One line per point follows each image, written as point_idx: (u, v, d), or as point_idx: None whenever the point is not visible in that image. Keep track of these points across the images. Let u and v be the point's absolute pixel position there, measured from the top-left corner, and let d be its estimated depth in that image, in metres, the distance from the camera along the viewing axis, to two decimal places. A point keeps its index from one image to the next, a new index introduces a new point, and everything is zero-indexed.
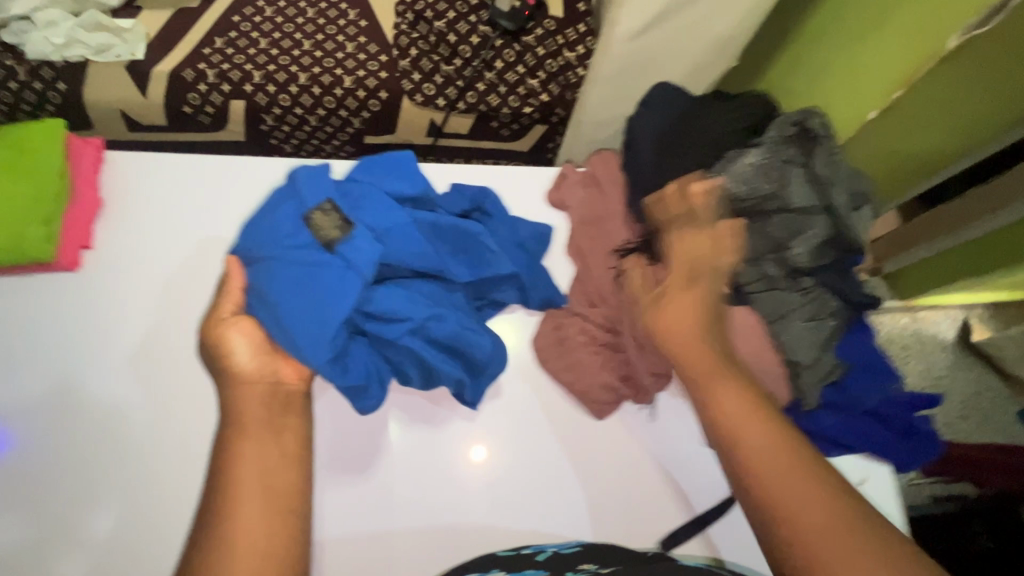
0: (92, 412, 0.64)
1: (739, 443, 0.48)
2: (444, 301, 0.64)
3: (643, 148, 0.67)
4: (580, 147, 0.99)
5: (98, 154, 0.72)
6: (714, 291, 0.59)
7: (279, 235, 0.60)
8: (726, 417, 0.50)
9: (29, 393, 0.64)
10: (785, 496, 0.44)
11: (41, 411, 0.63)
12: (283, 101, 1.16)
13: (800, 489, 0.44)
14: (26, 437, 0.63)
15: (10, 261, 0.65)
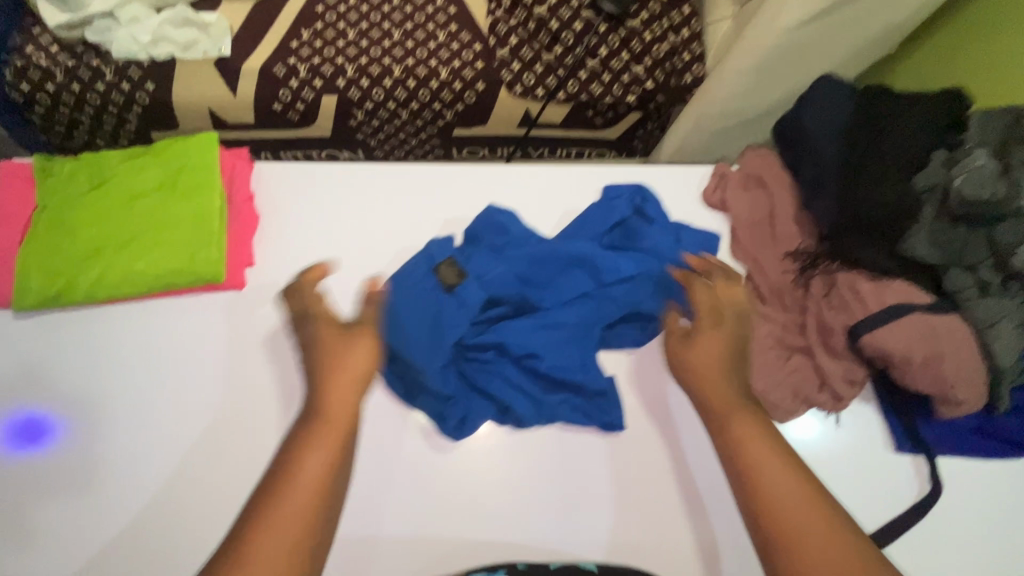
0: (268, 435, 0.60)
1: (743, 445, 0.53)
2: (569, 339, 0.65)
3: (827, 152, 0.65)
4: (688, 148, 0.97)
5: (249, 167, 0.70)
6: (922, 299, 0.58)
7: (407, 279, 0.62)
8: (745, 442, 0.52)
9: (195, 423, 0.60)
10: (784, 504, 0.48)
11: (215, 435, 0.60)
12: (377, 95, 1.12)
13: (785, 488, 0.49)
14: (200, 463, 0.59)
15: (180, 282, 0.63)
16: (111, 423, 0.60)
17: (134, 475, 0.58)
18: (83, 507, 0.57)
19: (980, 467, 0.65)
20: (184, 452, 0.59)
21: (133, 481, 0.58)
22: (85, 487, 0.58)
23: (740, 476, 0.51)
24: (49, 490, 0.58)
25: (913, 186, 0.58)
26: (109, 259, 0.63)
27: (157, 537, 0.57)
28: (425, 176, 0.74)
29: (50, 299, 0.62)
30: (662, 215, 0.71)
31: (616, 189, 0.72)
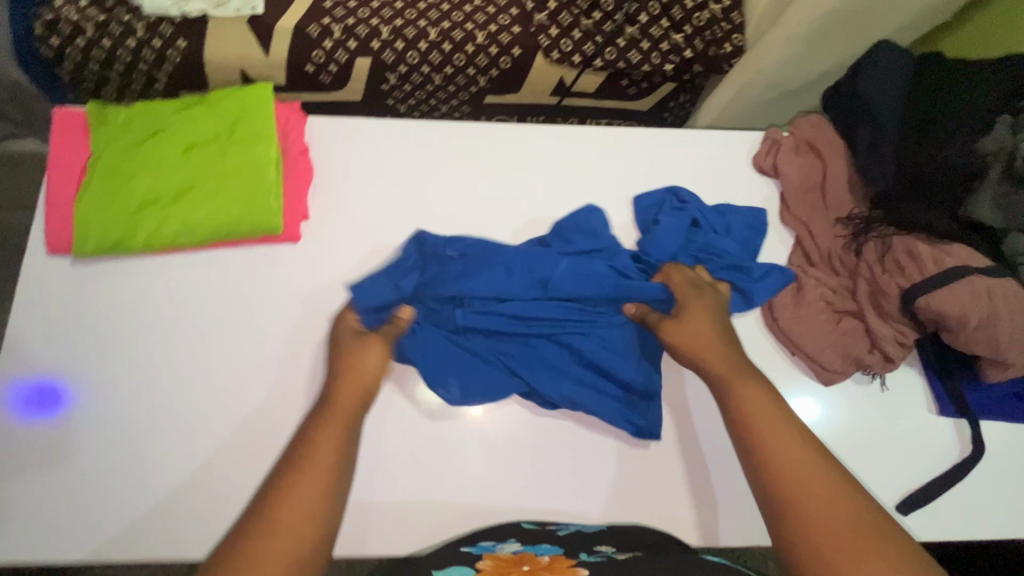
0: None
1: (740, 407, 0.56)
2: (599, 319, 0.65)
3: (886, 115, 0.65)
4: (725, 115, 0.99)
5: (302, 121, 0.69)
6: (981, 263, 0.58)
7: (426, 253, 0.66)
8: (755, 417, 0.55)
9: (253, 375, 0.61)
10: (790, 461, 0.51)
11: (280, 386, 0.61)
12: (412, 58, 1.10)
13: (796, 458, 0.51)
14: (269, 412, 0.60)
15: (242, 232, 0.64)
16: (176, 372, 0.61)
17: (204, 420, 0.59)
18: (154, 453, 0.58)
19: (1020, 431, 0.67)
20: (252, 400, 0.60)
21: (187, 432, 0.59)
22: (154, 433, 0.59)
23: (740, 431, 0.55)
24: (113, 434, 0.58)
25: (981, 146, 0.58)
26: (169, 209, 0.63)
27: (229, 483, 0.58)
28: (476, 136, 0.73)
29: (111, 247, 0.62)
30: (706, 210, 0.71)
31: (650, 197, 0.72)
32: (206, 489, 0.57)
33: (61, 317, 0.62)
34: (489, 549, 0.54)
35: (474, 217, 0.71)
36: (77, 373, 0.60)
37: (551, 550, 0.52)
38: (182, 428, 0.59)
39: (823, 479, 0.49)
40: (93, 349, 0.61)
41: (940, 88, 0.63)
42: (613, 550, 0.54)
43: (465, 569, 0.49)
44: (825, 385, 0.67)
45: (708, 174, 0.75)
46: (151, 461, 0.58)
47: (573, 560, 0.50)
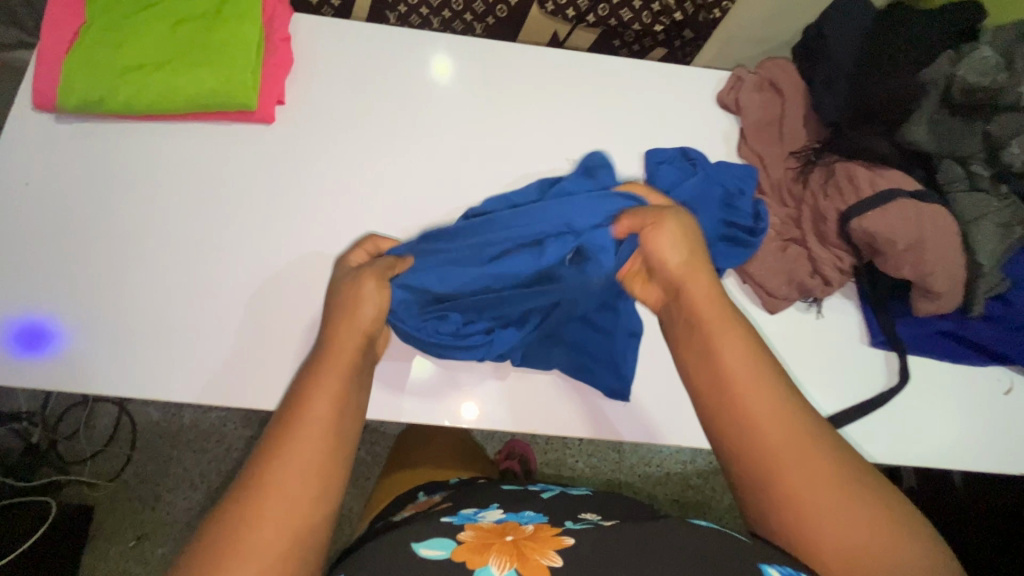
0: (295, 269, 0.67)
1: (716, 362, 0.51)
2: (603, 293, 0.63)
3: (840, 53, 0.68)
4: None
5: (290, 16, 0.73)
6: (911, 189, 0.61)
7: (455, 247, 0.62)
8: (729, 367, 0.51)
9: (225, 251, 0.67)
10: (761, 421, 0.48)
11: (248, 262, 0.67)
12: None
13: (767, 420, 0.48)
14: (241, 279, 0.66)
15: (219, 105, 0.67)
16: (156, 240, 0.66)
17: (183, 281, 0.65)
18: (136, 310, 0.64)
19: (943, 368, 0.69)
20: (227, 270, 0.66)
21: (158, 303, 0.64)
22: (139, 294, 0.65)
23: (714, 385, 0.51)
24: (96, 298, 0.64)
25: (921, 75, 0.60)
26: (150, 74, 0.66)
27: (203, 334, 0.64)
28: (453, 50, 0.77)
29: (94, 103, 0.66)
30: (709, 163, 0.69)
31: (660, 154, 0.72)
32: (184, 343, 0.64)
33: (56, 180, 0.67)
34: (470, 519, 0.51)
35: (445, 124, 0.74)
36: (70, 238, 0.66)
37: (536, 519, 0.51)
38: (162, 287, 0.65)
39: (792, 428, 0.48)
40: (83, 216, 0.66)
41: (892, 24, 0.66)
42: (598, 517, 0.52)
43: (447, 541, 0.45)
44: (771, 313, 0.68)
45: (675, 106, 0.78)
46: (134, 316, 0.64)
47: (558, 529, 0.47)
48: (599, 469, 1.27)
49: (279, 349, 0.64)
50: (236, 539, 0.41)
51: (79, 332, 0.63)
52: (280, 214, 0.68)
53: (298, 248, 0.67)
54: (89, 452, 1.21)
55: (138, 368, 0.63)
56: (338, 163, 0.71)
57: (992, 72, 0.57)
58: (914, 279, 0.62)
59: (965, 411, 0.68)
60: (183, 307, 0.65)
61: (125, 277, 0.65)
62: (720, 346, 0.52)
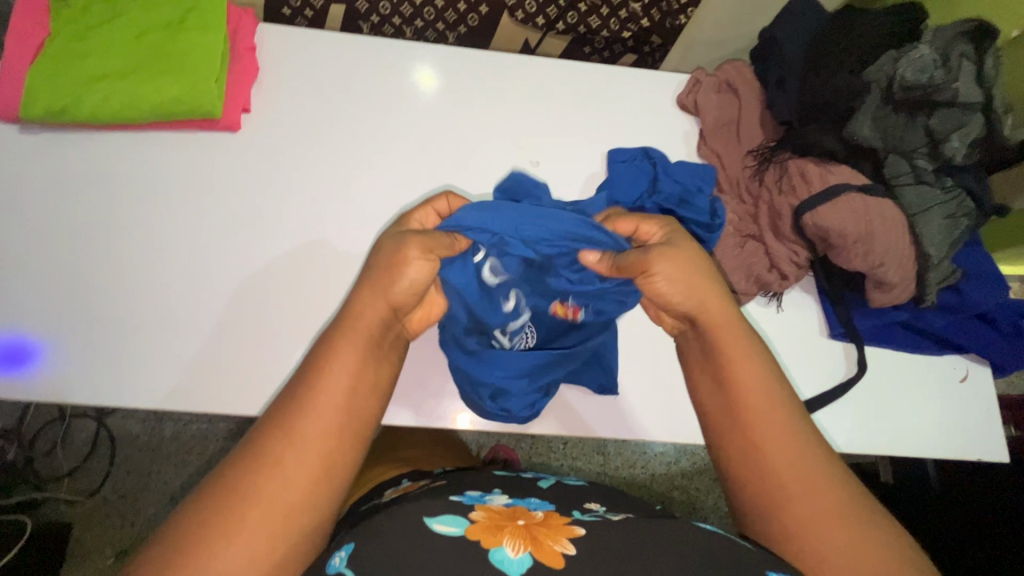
0: (264, 274, 0.67)
1: (729, 385, 0.52)
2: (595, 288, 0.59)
3: (790, 55, 0.70)
4: None
5: (255, 26, 0.74)
6: (859, 184, 0.63)
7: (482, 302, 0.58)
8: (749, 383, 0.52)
9: (191, 258, 0.67)
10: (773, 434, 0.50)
11: (217, 268, 0.67)
12: (382, 9, 1.13)
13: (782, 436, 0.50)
14: (210, 286, 0.66)
15: (185, 113, 0.68)
16: (124, 248, 0.66)
17: (151, 288, 0.66)
18: (106, 318, 0.64)
19: (901, 358, 0.71)
20: (196, 277, 0.66)
21: (125, 312, 0.65)
22: (107, 303, 0.65)
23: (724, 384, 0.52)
24: (63, 308, 0.64)
25: (866, 74, 0.63)
26: (115, 84, 0.67)
27: (174, 341, 0.64)
28: (419, 57, 0.78)
29: (58, 114, 0.67)
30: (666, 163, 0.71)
31: (621, 154, 0.74)
32: (156, 349, 0.64)
33: (26, 190, 0.67)
34: (479, 500, 0.52)
35: (413, 130, 0.75)
36: (39, 247, 0.66)
37: (543, 505, 0.53)
38: (131, 294, 0.65)
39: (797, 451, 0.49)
40: (52, 226, 0.67)
41: (838, 26, 0.68)
42: (605, 510, 0.54)
43: (460, 519, 0.46)
44: None
45: (636, 109, 0.79)
46: (104, 323, 0.64)
47: (568, 518, 0.48)
48: (584, 473, 1.27)
49: (249, 354, 0.65)
50: (251, 489, 0.43)
51: (49, 341, 0.63)
52: (249, 221, 0.69)
53: (267, 254, 0.68)
54: (68, 467, 1.19)
55: (109, 376, 0.63)
56: (307, 169, 0.72)
57: (930, 69, 0.59)
58: (866, 271, 0.64)
59: (923, 400, 0.70)
60: (152, 315, 0.65)
61: (94, 286, 0.65)
62: (737, 373, 0.52)
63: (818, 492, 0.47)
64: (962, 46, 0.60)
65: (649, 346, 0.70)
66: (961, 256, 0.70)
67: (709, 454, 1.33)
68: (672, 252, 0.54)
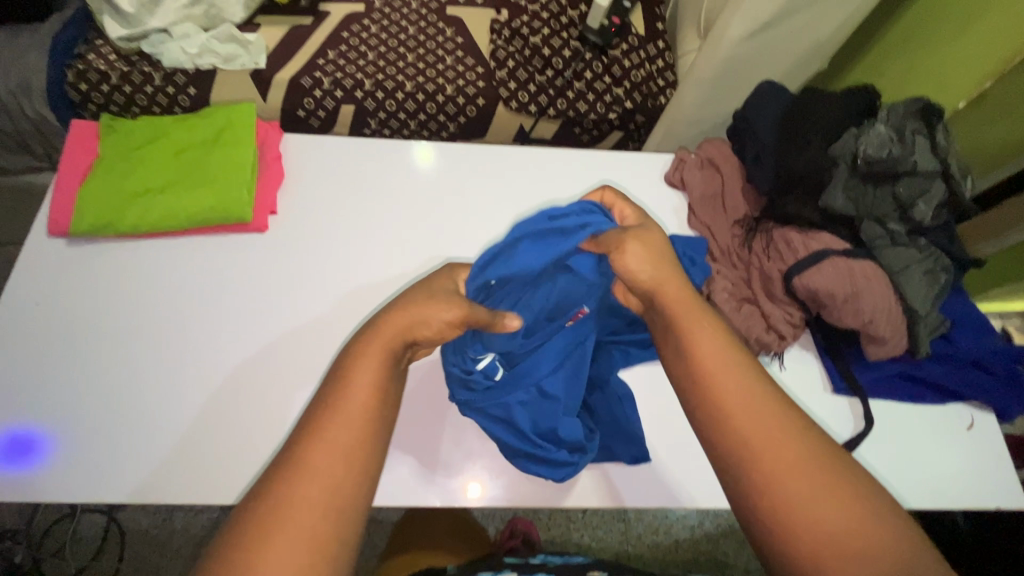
0: (275, 362, 0.71)
1: (686, 351, 0.50)
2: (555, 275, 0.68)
3: (764, 134, 0.78)
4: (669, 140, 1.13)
5: (280, 137, 0.82)
6: (842, 248, 0.68)
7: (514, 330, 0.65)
8: (697, 346, 0.50)
9: (207, 350, 0.71)
10: (730, 394, 0.47)
11: (228, 358, 0.71)
12: (389, 107, 1.27)
13: (741, 395, 0.47)
14: (225, 377, 0.70)
15: (217, 219, 0.74)
16: (146, 344, 0.71)
17: (166, 381, 0.69)
18: (129, 416, 0.67)
19: (905, 407, 0.73)
20: (206, 368, 0.70)
21: (143, 405, 0.68)
22: (125, 398, 0.68)
23: None
24: (84, 405, 0.67)
25: (832, 150, 0.70)
26: (154, 197, 0.74)
27: (192, 431, 0.67)
28: (429, 153, 0.86)
29: (99, 229, 0.73)
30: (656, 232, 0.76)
31: None
32: (174, 438, 0.66)
33: (62, 295, 0.73)
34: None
35: (424, 217, 0.82)
36: (72, 347, 0.70)
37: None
38: (151, 387, 0.69)
39: (781, 434, 0.45)
40: (85, 326, 0.71)
41: (802, 109, 0.76)
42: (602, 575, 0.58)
43: None
44: None
45: (628, 188, 0.86)
46: (127, 418, 0.67)
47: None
48: (606, 543, 1.24)
49: (266, 437, 0.67)
50: (284, 499, 0.41)
51: (67, 438, 0.66)
52: (263, 311, 0.73)
53: (288, 341, 0.72)
54: (77, 567, 1.17)
55: (125, 470, 0.65)
56: (325, 260, 0.77)
57: (887, 145, 0.65)
58: (858, 327, 0.68)
59: (934, 451, 0.72)
60: (166, 406, 0.68)
61: (119, 379, 0.69)
62: (694, 337, 0.51)
63: (782, 452, 0.44)
64: (913, 123, 0.68)
65: (658, 413, 0.73)
66: (951, 307, 0.74)
67: (732, 514, 1.30)
68: (645, 236, 0.58)
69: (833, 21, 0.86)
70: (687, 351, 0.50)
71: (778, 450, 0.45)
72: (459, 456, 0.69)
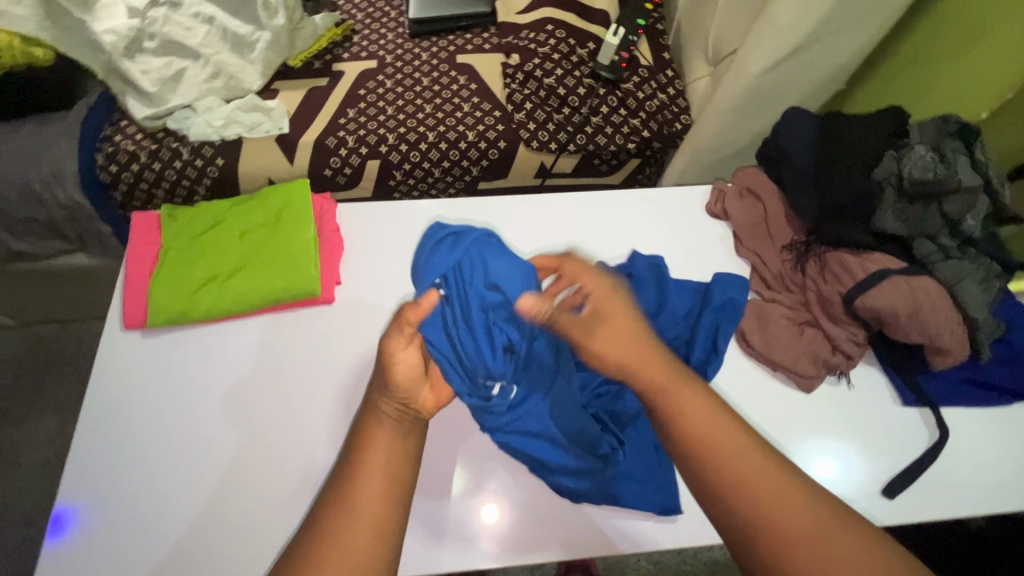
0: (307, 442, 0.69)
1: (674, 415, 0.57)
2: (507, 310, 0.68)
3: (803, 161, 0.81)
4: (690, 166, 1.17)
5: (334, 207, 0.85)
6: (900, 267, 0.71)
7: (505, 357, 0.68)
8: (682, 406, 0.57)
9: (237, 430, 0.70)
10: (728, 451, 0.54)
11: (255, 436, 0.69)
12: (413, 158, 1.29)
13: (736, 449, 0.54)
14: (244, 457, 0.68)
15: (287, 298, 0.76)
16: (183, 421, 0.70)
17: (195, 460, 0.68)
18: (154, 501, 0.66)
19: (974, 411, 0.75)
20: (229, 448, 0.69)
21: (175, 488, 0.67)
22: (156, 480, 0.67)
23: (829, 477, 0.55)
24: (120, 487, 0.67)
25: (875, 175, 0.73)
26: (224, 284, 0.76)
27: (212, 498, 0.66)
28: (477, 208, 0.88)
29: (174, 318, 0.75)
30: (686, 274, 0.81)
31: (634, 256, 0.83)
32: (197, 506, 0.66)
33: (116, 379, 0.73)
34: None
35: None
36: (112, 426, 0.70)
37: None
38: (176, 455, 0.68)
39: (774, 476, 0.53)
40: (127, 404, 0.71)
41: (838, 135, 0.80)
42: None
43: None
44: (810, 394, 0.75)
45: (673, 224, 0.89)
46: (153, 489, 0.66)
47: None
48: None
49: (286, 500, 0.66)
50: None
51: (100, 522, 0.65)
52: (292, 387, 0.72)
53: (309, 398, 0.72)
54: None
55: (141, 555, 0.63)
56: (348, 315, 0.78)
57: (932, 167, 0.69)
58: (924, 341, 0.70)
59: (1010, 453, 0.73)
60: (189, 489, 0.67)
61: (154, 452, 0.68)
62: (681, 399, 0.57)
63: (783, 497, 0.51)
64: (952, 143, 0.71)
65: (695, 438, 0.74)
66: (1002, 310, 0.77)
67: None
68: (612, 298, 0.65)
69: (850, 46, 0.90)
70: (677, 412, 0.57)
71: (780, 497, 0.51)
72: (547, 512, 0.70)
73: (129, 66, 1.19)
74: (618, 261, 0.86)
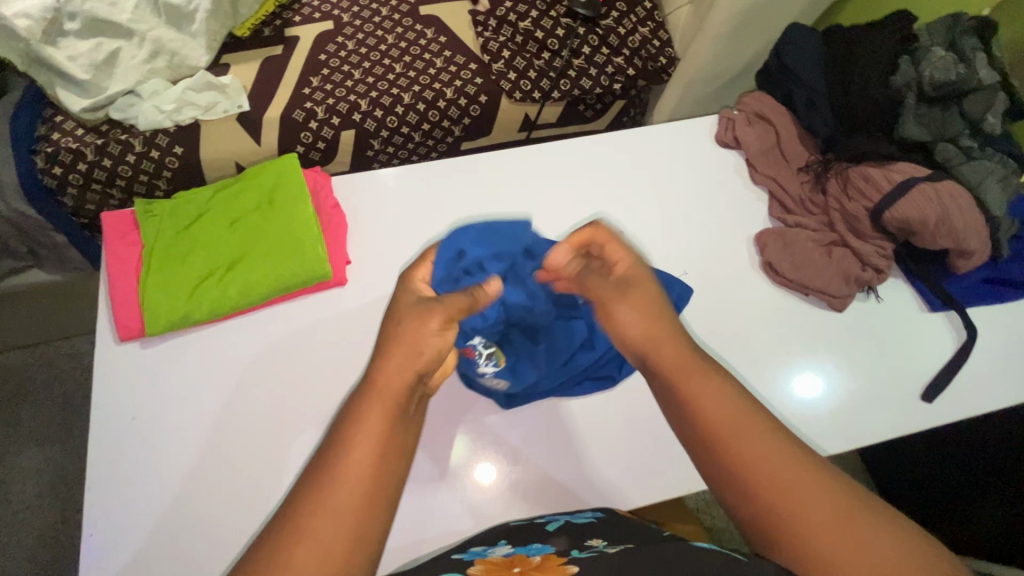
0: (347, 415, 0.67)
1: (690, 413, 0.48)
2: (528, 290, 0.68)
3: (814, 80, 0.79)
4: (681, 99, 1.13)
5: (329, 183, 0.79)
6: (925, 174, 0.71)
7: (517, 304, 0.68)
8: (698, 403, 0.49)
9: (272, 415, 0.67)
10: (743, 446, 0.46)
11: (293, 419, 0.67)
12: (390, 123, 1.19)
13: (758, 448, 0.46)
14: (287, 442, 0.66)
15: (298, 284, 0.71)
16: (206, 419, 0.66)
17: (234, 456, 0.64)
18: (203, 504, 0.62)
19: (995, 308, 0.77)
20: (265, 436, 0.66)
21: (226, 485, 0.63)
22: (199, 482, 0.63)
23: None
24: (155, 495, 0.62)
25: (894, 82, 0.73)
26: (224, 279, 0.70)
27: (173, 476, 0.63)
28: (478, 165, 0.83)
29: (175, 326, 0.68)
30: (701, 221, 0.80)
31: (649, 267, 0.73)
32: (165, 492, 0.62)
33: (119, 394, 0.66)
34: (480, 555, 0.55)
35: None
36: (126, 443, 0.64)
37: (543, 549, 0.54)
38: (157, 427, 0.65)
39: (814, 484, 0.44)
40: (139, 423, 0.65)
41: (845, 49, 0.78)
42: (604, 543, 0.54)
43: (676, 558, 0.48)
44: (841, 312, 0.76)
45: (684, 159, 0.85)
46: (126, 471, 0.63)
47: (564, 558, 0.50)
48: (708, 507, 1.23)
49: (251, 488, 0.63)
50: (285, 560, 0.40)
51: (144, 537, 0.60)
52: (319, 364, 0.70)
53: (296, 366, 0.69)
54: None
55: (207, 553, 0.60)
56: (367, 294, 0.74)
57: (954, 67, 0.69)
58: (953, 246, 0.70)
59: None
60: (237, 484, 0.63)
61: (186, 455, 0.64)
62: (692, 393, 0.49)
63: (809, 504, 0.43)
64: (969, 41, 0.71)
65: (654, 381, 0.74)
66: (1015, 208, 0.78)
67: None
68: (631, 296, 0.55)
69: None
70: (691, 408, 0.49)
71: (811, 507, 0.43)
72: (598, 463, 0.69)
73: (52, 53, 1.01)
74: (621, 205, 0.82)
